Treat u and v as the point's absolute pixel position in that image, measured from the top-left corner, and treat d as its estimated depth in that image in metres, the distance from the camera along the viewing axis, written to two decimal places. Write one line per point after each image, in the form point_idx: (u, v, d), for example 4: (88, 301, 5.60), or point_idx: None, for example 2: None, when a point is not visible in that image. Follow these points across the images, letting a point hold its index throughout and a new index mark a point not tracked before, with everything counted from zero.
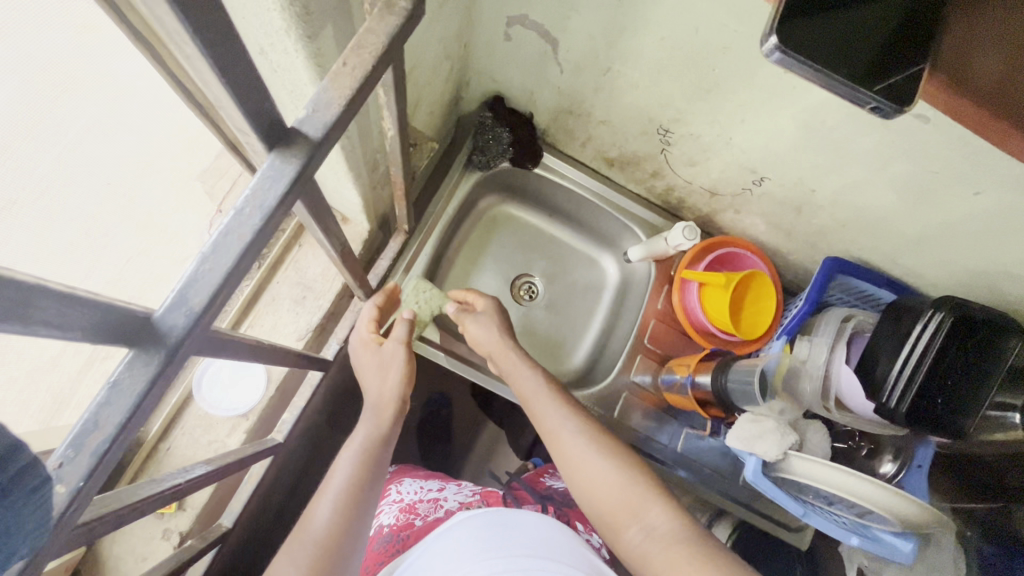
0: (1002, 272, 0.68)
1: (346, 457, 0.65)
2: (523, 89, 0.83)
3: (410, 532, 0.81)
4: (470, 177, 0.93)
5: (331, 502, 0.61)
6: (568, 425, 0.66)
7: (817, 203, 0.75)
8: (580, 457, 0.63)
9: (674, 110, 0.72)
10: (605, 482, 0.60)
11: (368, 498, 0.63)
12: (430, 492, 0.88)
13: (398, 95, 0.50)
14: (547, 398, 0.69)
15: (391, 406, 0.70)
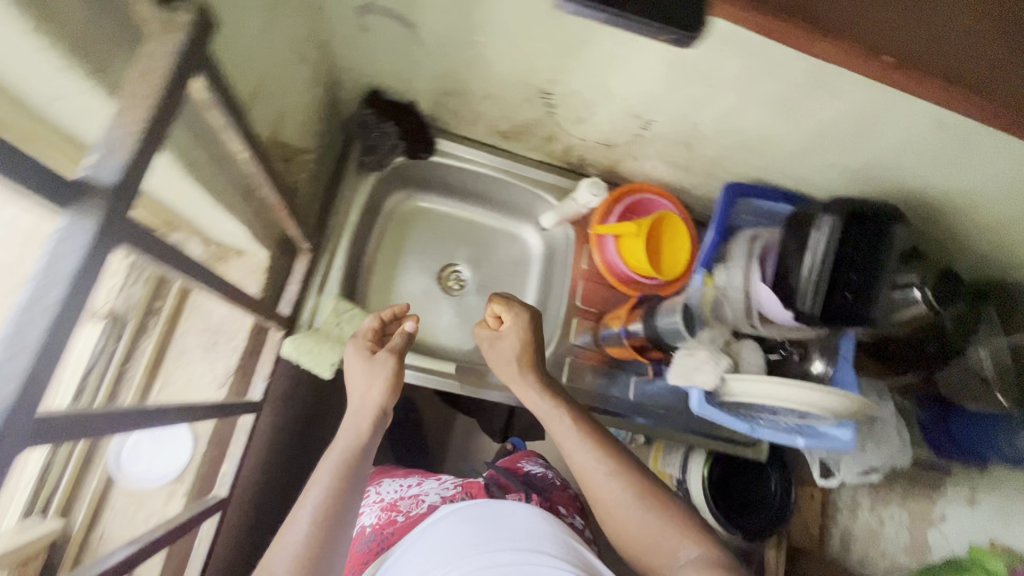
0: (876, 163, 0.74)
1: (325, 469, 0.62)
2: (398, 78, 0.80)
3: (392, 528, 0.81)
4: (369, 178, 0.88)
5: (307, 518, 0.58)
6: (597, 456, 0.67)
7: (703, 134, 0.77)
8: (606, 491, 0.65)
9: (549, 71, 0.71)
10: (637, 524, 0.63)
11: (346, 510, 0.60)
12: (409, 488, 0.88)
13: (230, 108, 0.46)
14: (574, 426, 0.70)
15: (375, 419, 0.68)
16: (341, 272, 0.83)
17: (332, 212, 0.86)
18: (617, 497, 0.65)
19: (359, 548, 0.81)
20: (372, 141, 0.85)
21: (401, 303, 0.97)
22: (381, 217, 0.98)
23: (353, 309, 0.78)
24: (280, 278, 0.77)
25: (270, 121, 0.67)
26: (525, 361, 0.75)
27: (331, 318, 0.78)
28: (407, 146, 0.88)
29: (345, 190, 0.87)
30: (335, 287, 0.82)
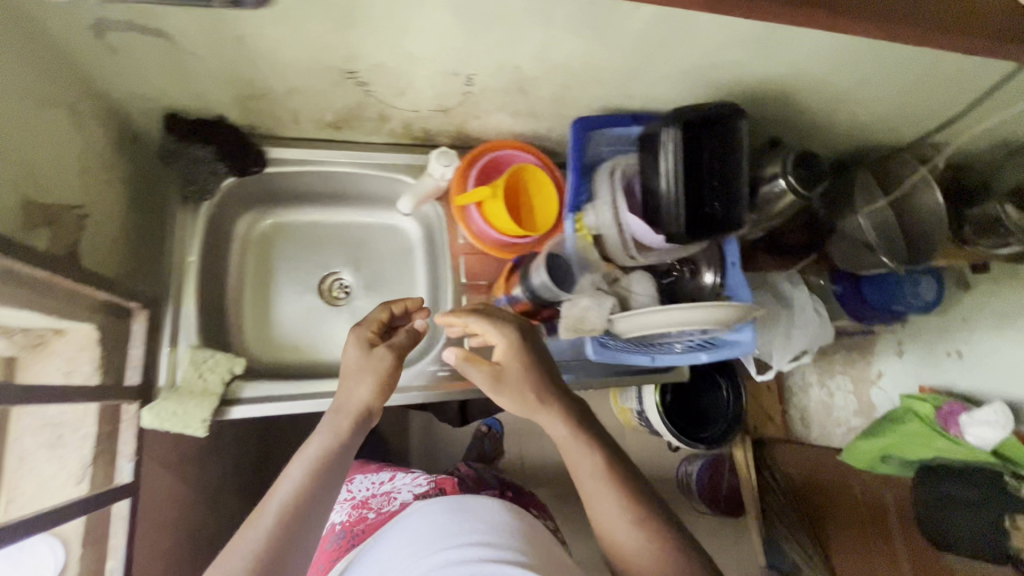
0: (704, 62, 0.72)
1: (299, 466, 0.60)
2: (187, 93, 0.70)
3: (364, 524, 0.91)
4: (200, 210, 0.80)
5: (272, 516, 0.56)
6: (613, 495, 0.60)
7: (530, 76, 0.73)
8: (611, 526, 0.60)
9: (340, 48, 0.64)
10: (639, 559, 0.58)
11: (314, 513, 0.58)
12: (382, 487, 1.00)
13: None
14: (594, 469, 0.61)
15: (356, 419, 0.66)
16: (194, 320, 0.76)
17: (166, 257, 0.77)
18: (623, 534, 0.59)
19: (331, 544, 0.90)
20: (186, 167, 0.76)
21: (285, 329, 0.91)
22: (235, 245, 0.89)
23: (213, 355, 0.72)
24: (120, 347, 0.69)
25: (8, 201, 0.53)
26: (542, 394, 0.64)
27: (191, 372, 0.71)
28: (229, 165, 0.79)
29: (174, 230, 0.78)
30: (191, 335, 0.75)
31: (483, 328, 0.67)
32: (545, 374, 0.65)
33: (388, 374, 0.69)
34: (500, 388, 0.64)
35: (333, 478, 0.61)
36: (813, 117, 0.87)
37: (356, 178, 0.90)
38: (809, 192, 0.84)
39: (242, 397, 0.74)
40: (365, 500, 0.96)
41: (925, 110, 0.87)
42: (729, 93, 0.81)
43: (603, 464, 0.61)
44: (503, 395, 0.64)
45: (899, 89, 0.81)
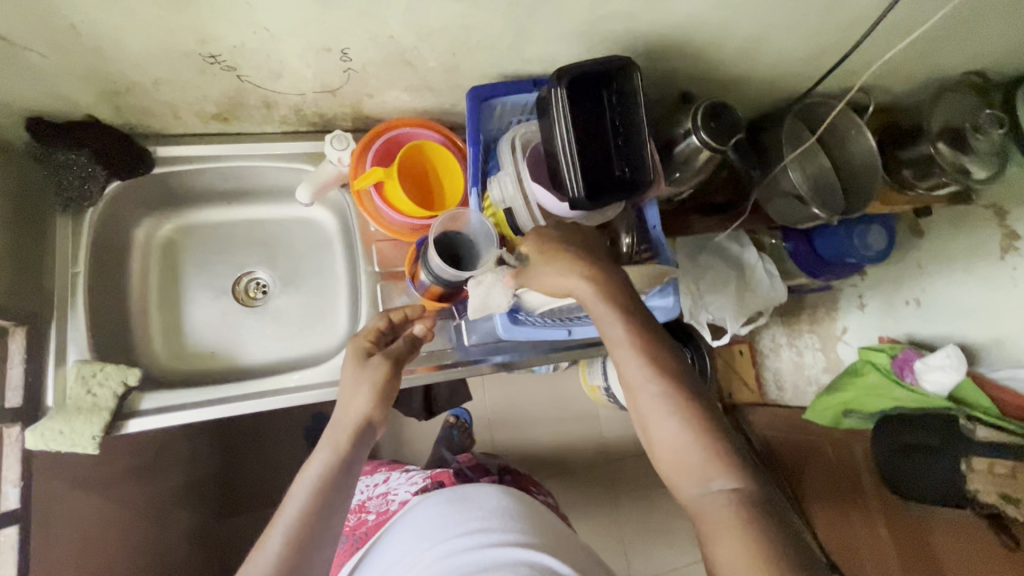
0: (590, 14, 0.68)
1: (301, 486, 0.61)
2: (42, 94, 0.66)
3: (365, 529, 0.88)
4: (82, 217, 0.75)
5: (281, 535, 0.58)
6: (646, 380, 0.53)
7: (409, 45, 0.69)
8: (655, 420, 0.52)
9: (189, 30, 0.60)
10: (680, 450, 0.51)
11: (323, 527, 0.60)
12: (378, 487, 0.96)
13: None
14: (623, 349, 0.54)
15: (357, 429, 0.65)
16: (85, 334, 0.72)
17: (49, 271, 0.73)
18: (660, 428, 0.51)
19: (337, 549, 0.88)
20: (61, 173, 0.72)
21: (200, 336, 0.87)
22: (136, 252, 0.85)
23: (103, 368, 0.69)
24: None
25: None
26: (591, 277, 0.57)
27: (79, 387, 0.68)
28: (110, 169, 0.75)
29: (55, 241, 0.74)
30: (82, 350, 0.71)
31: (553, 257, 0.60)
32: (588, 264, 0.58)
33: (383, 382, 0.67)
34: (552, 285, 0.59)
35: (339, 493, 0.62)
36: (725, 68, 0.84)
37: (257, 172, 0.86)
38: (723, 145, 0.80)
39: (140, 409, 0.71)
40: (362, 504, 0.93)
41: (838, 48, 0.83)
42: (630, 48, 0.77)
43: (631, 336, 0.54)
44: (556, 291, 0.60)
45: (804, 28, 0.77)
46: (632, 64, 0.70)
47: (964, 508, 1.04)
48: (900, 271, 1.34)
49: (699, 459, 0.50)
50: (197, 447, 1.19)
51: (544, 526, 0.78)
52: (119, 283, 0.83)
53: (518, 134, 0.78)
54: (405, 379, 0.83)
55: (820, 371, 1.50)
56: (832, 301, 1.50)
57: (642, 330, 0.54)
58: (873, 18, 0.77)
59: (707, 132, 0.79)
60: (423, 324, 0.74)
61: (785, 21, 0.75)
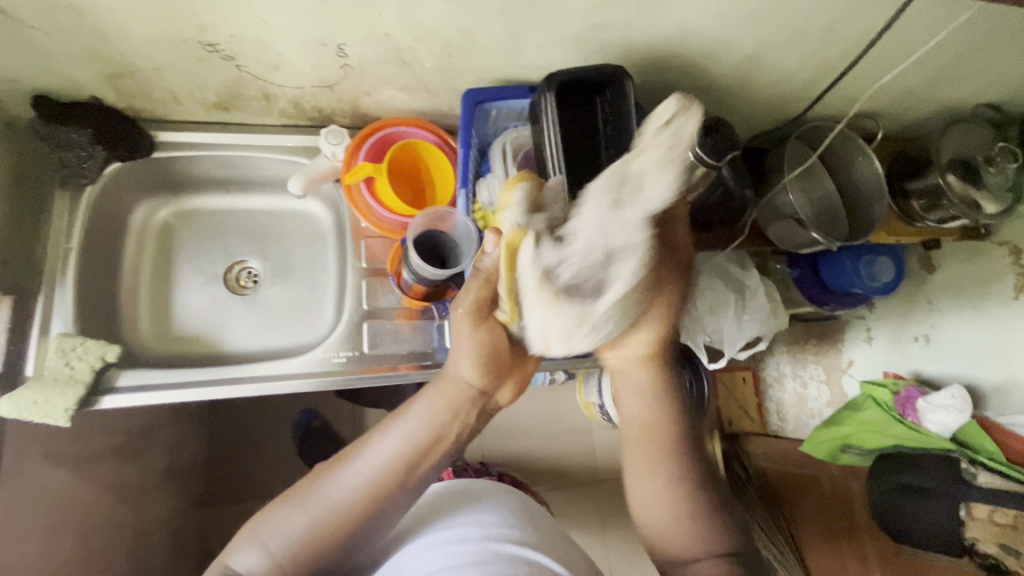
0: (586, 23, 0.69)
1: (399, 432, 0.63)
2: (47, 73, 0.68)
3: None
4: (79, 196, 0.77)
5: (364, 471, 0.61)
6: (661, 456, 0.67)
7: (405, 44, 0.70)
8: (657, 503, 0.66)
9: (188, 17, 0.61)
10: (665, 530, 0.66)
11: (402, 484, 0.62)
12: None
13: None
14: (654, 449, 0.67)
15: (457, 393, 0.66)
16: (70, 308, 0.73)
17: (43, 244, 0.75)
18: (664, 512, 0.66)
19: None
20: (61, 151, 0.74)
21: (187, 321, 0.88)
22: (131, 233, 0.87)
23: (84, 342, 0.70)
24: None
25: None
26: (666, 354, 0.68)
27: (58, 359, 0.69)
28: (109, 150, 0.77)
29: (51, 216, 0.76)
30: (65, 324, 0.73)
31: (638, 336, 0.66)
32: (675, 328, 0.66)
33: (488, 347, 0.66)
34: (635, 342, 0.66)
35: (431, 456, 0.64)
36: (724, 85, 0.83)
37: (254, 162, 0.87)
38: (718, 161, 0.79)
39: (116, 385, 0.72)
40: None
41: (839, 71, 0.82)
42: (628, 59, 0.77)
43: (664, 442, 0.67)
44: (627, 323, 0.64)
45: (802, 48, 0.77)
46: (624, 73, 0.70)
47: (962, 556, 0.98)
48: (909, 306, 1.30)
49: (699, 540, 0.65)
50: (183, 434, 1.20)
51: (544, 525, 0.68)
52: (112, 263, 0.84)
53: (509, 139, 0.78)
54: (389, 375, 0.80)
55: (823, 405, 1.45)
56: (838, 333, 1.46)
57: (679, 444, 0.67)
58: (867, 43, 0.76)
59: (702, 147, 0.78)
60: (492, 242, 0.63)
61: (784, 39, 0.75)
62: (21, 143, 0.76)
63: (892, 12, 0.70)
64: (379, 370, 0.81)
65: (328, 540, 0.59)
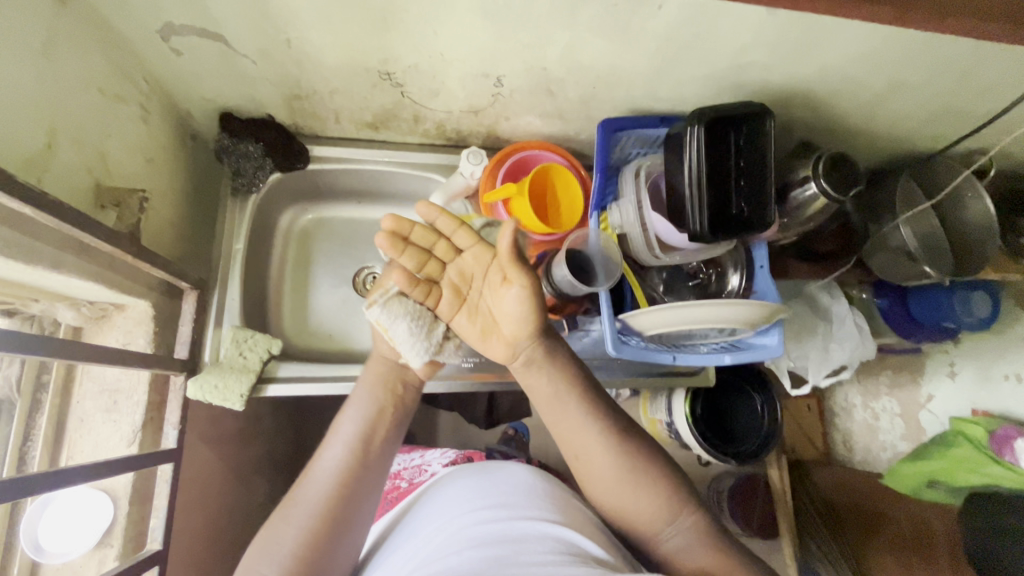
0: (731, 63, 0.73)
1: (346, 429, 0.64)
2: (240, 93, 0.77)
3: (397, 492, 0.93)
4: (245, 202, 0.86)
5: (325, 475, 0.61)
6: (594, 439, 0.63)
7: (558, 77, 0.75)
8: (593, 460, 0.64)
9: (377, 50, 0.69)
10: (624, 496, 0.63)
11: (368, 470, 0.63)
12: (414, 461, 1.03)
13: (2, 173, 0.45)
14: (563, 398, 0.64)
15: (389, 376, 0.69)
16: (238, 303, 0.82)
17: (215, 246, 0.84)
18: (609, 471, 0.63)
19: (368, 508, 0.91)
20: (238, 161, 0.83)
21: (321, 319, 0.95)
22: (278, 236, 0.96)
23: (254, 335, 0.78)
24: (171, 324, 0.75)
25: (83, 183, 0.61)
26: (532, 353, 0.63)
27: (232, 349, 0.77)
28: (275, 161, 0.86)
29: (223, 219, 0.84)
30: (234, 317, 0.81)
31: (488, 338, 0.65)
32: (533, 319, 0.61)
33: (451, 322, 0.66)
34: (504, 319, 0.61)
35: (379, 440, 0.65)
36: (847, 121, 0.86)
37: (391, 177, 0.94)
38: (842, 196, 0.81)
39: (276, 376, 0.79)
40: (399, 472, 0.99)
41: (965, 114, 0.84)
42: (759, 95, 0.81)
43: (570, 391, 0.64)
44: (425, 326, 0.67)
45: (934, 91, 0.79)
46: (767, 110, 0.73)
47: None
48: (1003, 344, 1.28)
49: (654, 505, 0.62)
50: (289, 422, 1.29)
51: (577, 505, 0.74)
52: (263, 263, 0.92)
53: (642, 166, 0.83)
54: (500, 382, 0.90)
55: (897, 438, 1.44)
56: (919, 366, 1.45)
57: (571, 389, 0.64)
58: (1006, 90, 0.78)
59: (828, 181, 0.81)
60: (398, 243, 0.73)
61: (920, 82, 0.77)
62: (202, 152, 0.85)
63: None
64: (490, 376, 0.91)
65: (322, 543, 0.58)
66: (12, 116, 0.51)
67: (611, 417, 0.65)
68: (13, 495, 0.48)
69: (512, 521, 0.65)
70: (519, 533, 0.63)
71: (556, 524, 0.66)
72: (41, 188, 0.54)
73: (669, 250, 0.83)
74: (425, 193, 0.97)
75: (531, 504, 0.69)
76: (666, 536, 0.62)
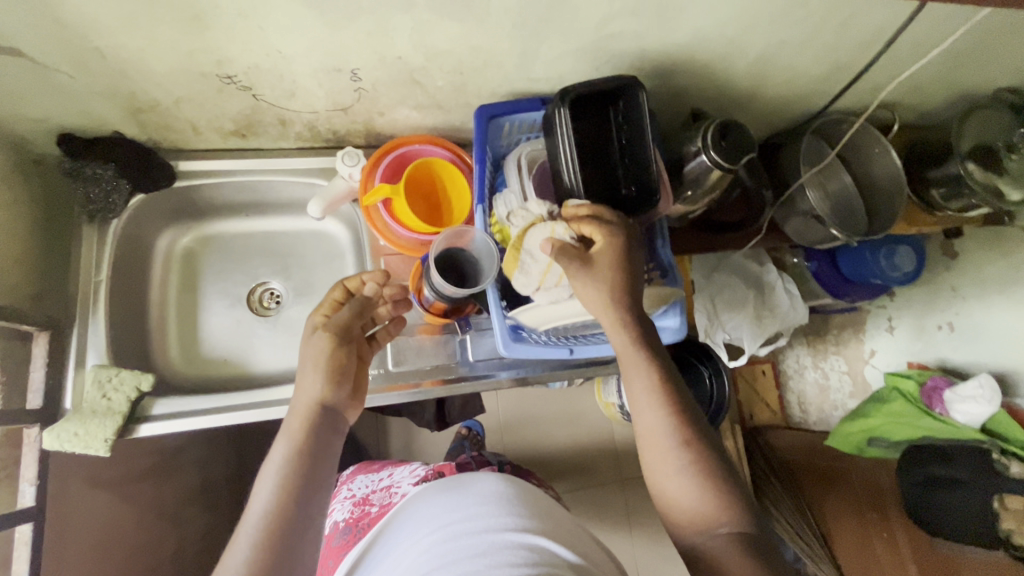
0: (597, 34, 0.69)
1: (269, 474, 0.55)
2: (73, 111, 0.70)
3: (367, 519, 0.86)
4: (105, 229, 0.79)
5: (250, 537, 0.51)
6: (663, 423, 0.60)
7: (417, 65, 0.70)
8: (665, 465, 0.59)
9: (205, 52, 0.62)
10: (682, 488, 0.58)
11: (301, 506, 0.54)
12: (381, 482, 0.96)
13: None
14: (656, 399, 0.61)
15: (313, 414, 0.60)
16: (103, 339, 0.75)
17: (73, 279, 0.77)
18: (679, 484, 0.58)
19: (336, 542, 0.85)
20: (86, 185, 0.77)
21: (214, 345, 0.89)
22: (157, 260, 0.89)
23: (119, 371, 0.72)
24: (22, 370, 0.69)
25: None
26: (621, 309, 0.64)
27: (95, 390, 0.70)
28: (133, 182, 0.79)
29: (81, 250, 0.78)
30: (101, 354, 0.75)
31: (596, 230, 0.65)
32: (625, 282, 0.64)
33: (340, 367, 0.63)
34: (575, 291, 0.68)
35: (312, 464, 0.57)
36: (735, 87, 0.83)
37: (272, 186, 0.88)
38: (734, 165, 0.78)
39: (151, 414, 0.73)
40: (365, 496, 0.92)
41: (854, 66, 0.81)
42: (638, 67, 0.77)
43: (645, 352, 0.63)
44: (321, 344, 0.63)
45: (816, 46, 0.76)
46: (636, 80, 0.69)
47: (994, 549, 0.96)
48: (932, 294, 1.27)
49: (710, 502, 0.56)
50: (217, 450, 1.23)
51: (543, 507, 0.72)
52: (139, 292, 0.86)
53: (524, 152, 0.78)
54: (412, 392, 0.83)
55: (846, 396, 1.43)
56: (859, 323, 1.44)
57: (643, 361, 0.63)
58: (890, 37, 0.75)
59: (718, 151, 0.78)
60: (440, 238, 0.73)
61: (799, 37, 0.73)
62: (50, 179, 0.78)
63: (922, 5, 0.68)
64: (404, 387, 0.84)
65: None
66: None
67: (688, 408, 0.61)
68: None
69: (485, 533, 0.62)
70: (493, 547, 0.60)
71: (529, 532, 0.63)
72: None
73: None
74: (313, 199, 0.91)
75: (502, 511, 0.67)
76: (716, 528, 0.55)
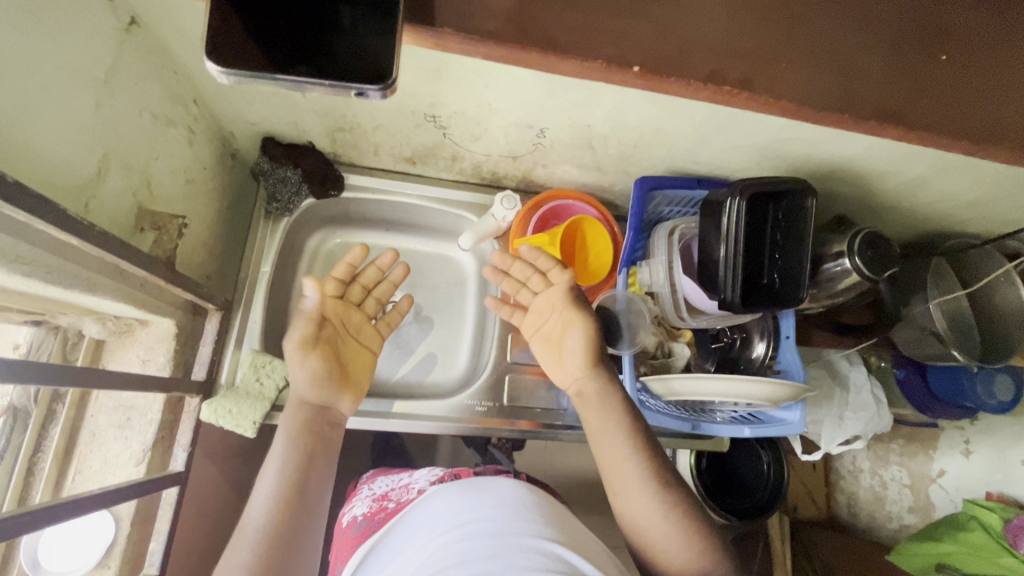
0: (777, 137, 0.72)
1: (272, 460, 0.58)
2: (285, 122, 0.77)
3: (383, 515, 0.72)
4: (277, 226, 0.87)
5: (249, 548, 0.52)
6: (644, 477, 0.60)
7: (599, 134, 0.76)
8: (645, 520, 0.58)
9: (424, 96, 0.69)
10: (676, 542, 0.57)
11: (303, 491, 0.57)
12: (402, 480, 0.81)
13: (54, 219, 0.46)
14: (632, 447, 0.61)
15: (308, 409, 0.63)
16: (258, 329, 0.82)
17: (243, 266, 0.84)
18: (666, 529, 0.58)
19: (351, 537, 0.71)
20: (275, 186, 0.84)
21: None
22: (306, 257, 0.94)
23: (272, 361, 0.77)
24: (192, 344, 0.76)
25: (126, 206, 0.61)
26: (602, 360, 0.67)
27: (250, 374, 0.76)
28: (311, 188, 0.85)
29: (257, 240, 0.86)
30: (254, 341, 0.81)
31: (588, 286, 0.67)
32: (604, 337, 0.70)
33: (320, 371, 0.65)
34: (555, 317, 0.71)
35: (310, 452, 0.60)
36: (885, 199, 0.85)
37: (421, 209, 0.94)
38: (876, 275, 0.80)
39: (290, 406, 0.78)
40: (384, 493, 0.78)
41: (1013, 203, 0.82)
42: (801, 169, 0.80)
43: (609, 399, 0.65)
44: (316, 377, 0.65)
45: (982, 181, 0.76)
46: (812, 187, 0.72)
47: None
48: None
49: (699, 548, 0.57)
50: None
51: (571, 527, 0.59)
52: (287, 282, 0.92)
53: (678, 227, 0.82)
54: (510, 431, 0.87)
55: (904, 511, 1.18)
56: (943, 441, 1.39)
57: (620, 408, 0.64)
58: None
59: (865, 260, 0.79)
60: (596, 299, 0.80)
61: (969, 174, 0.75)
62: (240, 172, 0.86)
63: None
64: (494, 423, 0.87)
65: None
66: (69, 145, 0.51)
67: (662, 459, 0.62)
68: (63, 517, 0.51)
69: (496, 536, 0.52)
70: (500, 548, 0.50)
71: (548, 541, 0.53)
72: (87, 218, 0.54)
73: (695, 315, 0.82)
74: (454, 226, 0.97)
75: (517, 516, 0.55)
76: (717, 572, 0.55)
